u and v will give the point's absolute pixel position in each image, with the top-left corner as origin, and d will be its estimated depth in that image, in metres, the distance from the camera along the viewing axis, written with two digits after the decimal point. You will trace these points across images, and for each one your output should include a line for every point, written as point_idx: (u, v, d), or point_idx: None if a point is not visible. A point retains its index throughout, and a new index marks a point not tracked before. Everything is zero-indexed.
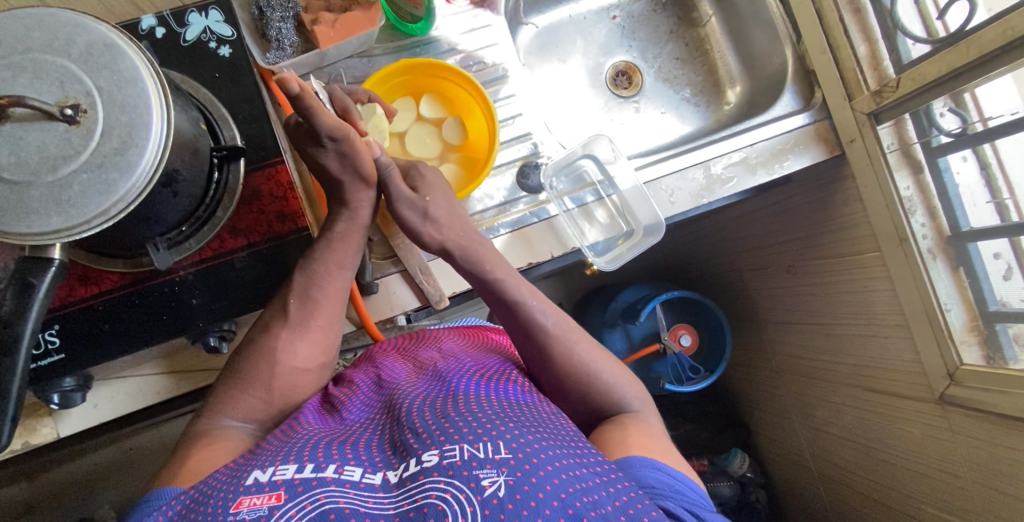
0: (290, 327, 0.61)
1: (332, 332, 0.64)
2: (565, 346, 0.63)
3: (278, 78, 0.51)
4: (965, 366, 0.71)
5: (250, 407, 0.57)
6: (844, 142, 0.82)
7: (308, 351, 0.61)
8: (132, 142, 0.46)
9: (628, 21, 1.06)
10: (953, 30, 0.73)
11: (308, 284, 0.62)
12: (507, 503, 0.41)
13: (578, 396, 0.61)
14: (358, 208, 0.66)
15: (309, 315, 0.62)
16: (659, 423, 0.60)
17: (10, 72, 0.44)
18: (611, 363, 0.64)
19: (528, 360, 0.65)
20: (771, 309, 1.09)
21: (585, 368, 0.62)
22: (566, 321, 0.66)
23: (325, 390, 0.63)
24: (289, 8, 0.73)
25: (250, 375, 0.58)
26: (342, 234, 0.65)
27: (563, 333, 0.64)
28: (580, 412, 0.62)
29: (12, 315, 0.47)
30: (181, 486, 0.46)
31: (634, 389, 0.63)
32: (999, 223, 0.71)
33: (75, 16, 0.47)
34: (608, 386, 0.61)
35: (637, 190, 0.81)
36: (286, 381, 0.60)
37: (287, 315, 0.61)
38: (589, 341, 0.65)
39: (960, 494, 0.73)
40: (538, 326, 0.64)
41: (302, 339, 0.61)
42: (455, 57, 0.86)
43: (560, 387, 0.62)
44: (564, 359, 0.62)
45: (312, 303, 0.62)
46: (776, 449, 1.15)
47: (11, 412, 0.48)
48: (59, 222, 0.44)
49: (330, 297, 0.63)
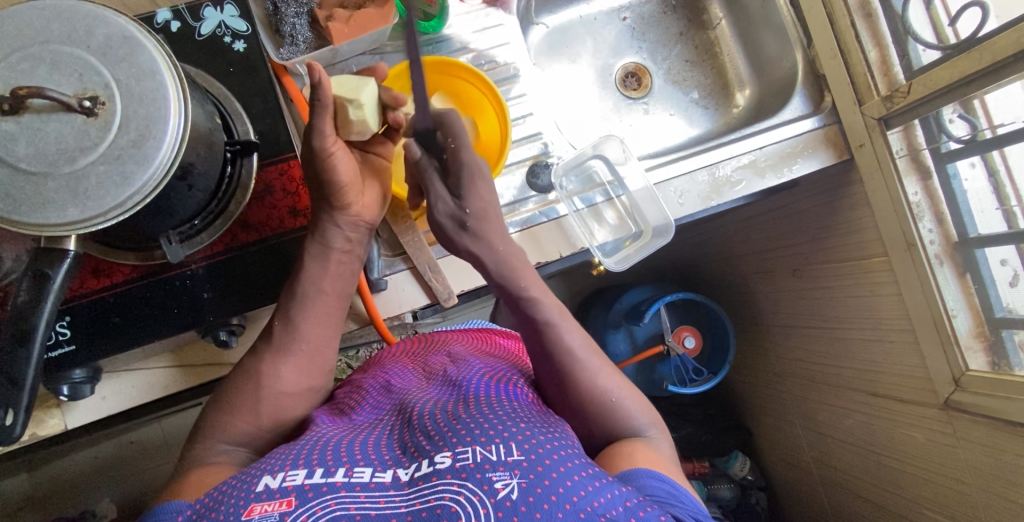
0: (274, 351, 0.60)
1: (323, 356, 0.63)
2: (591, 370, 0.61)
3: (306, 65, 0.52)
4: (971, 372, 0.71)
5: (264, 406, 0.58)
6: (853, 147, 0.82)
7: (294, 375, 0.60)
8: (149, 134, 0.46)
9: (638, 22, 1.06)
10: (964, 38, 0.74)
11: (291, 308, 0.61)
12: (520, 505, 0.41)
13: (595, 422, 0.60)
14: (322, 228, 0.61)
15: (293, 339, 0.61)
16: (673, 452, 0.59)
17: (30, 63, 0.44)
18: (631, 391, 0.63)
19: (547, 382, 0.63)
20: (775, 313, 1.10)
21: (605, 393, 0.60)
22: (589, 345, 0.64)
23: (330, 404, 0.63)
24: (303, 4, 0.74)
25: (237, 400, 0.58)
26: (313, 255, 0.61)
27: (589, 356, 0.62)
28: (595, 437, 0.60)
29: (27, 306, 0.47)
30: (187, 500, 0.46)
31: (653, 418, 0.62)
32: (1006, 230, 0.71)
33: (95, 9, 0.47)
34: (628, 412, 0.60)
35: (647, 190, 0.82)
36: (272, 406, 0.58)
37: (271, 337, 0.61)
38: (610, 368, 0.63)
39: (963, 500, 0.74)
40: (566, 348, 0.62)
41: (287, 363, 0.60)
42: (467, 56, 0.86)
43: (580, 411, 0.60)
44: (585, 382, 0.60)
45: (294, 329, 0.61)
46: (777, 453, 1.16)
47: (25, 402, 0.48)
48: (77, 213, 0.44)
49: (315, 324, 0.62)
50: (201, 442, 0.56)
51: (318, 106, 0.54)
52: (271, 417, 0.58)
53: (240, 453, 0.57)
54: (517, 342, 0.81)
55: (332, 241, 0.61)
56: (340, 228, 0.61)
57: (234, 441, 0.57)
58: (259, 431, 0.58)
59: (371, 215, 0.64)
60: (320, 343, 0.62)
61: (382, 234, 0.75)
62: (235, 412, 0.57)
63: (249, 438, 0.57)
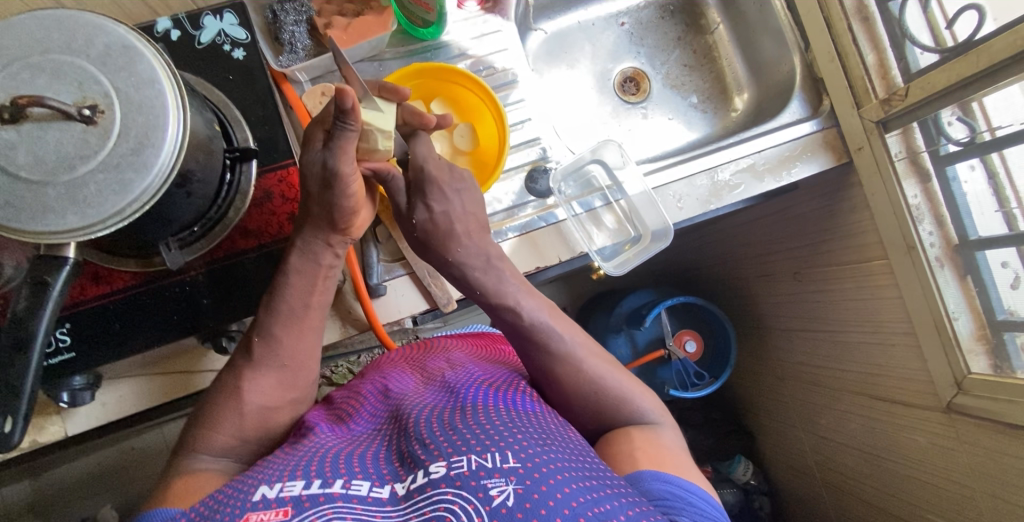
0: (254, 364, 0.59)
1: (307, 369, 0.63)
2: (575, 360, 0.61)
3: (337, 86, 0.47)
4: (973, 375, 0.71)
5: (248, 417, 0.58)
6: (851, 150, 0.82)
7: (273, 389, 0.60)
8: (148, 143, 0.46)
9: (637, 27, 1.06)
10: (961, 40, 0.74)
11: (272, 321, 0.60)
12: (516, 511, 0.41)
13: (589, 413, 0.60)
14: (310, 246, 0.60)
15: (275, 352, 0.60)
16: (682, 442, 0.58)
17: (30, 72, 0.44)
18: (620, 373, 0.62)
19: (537, 380, 0.63)
20: (776, 316, 1.09)
21: (594, 382, 0.60)
22: (573, 331, 0.64)
23: (322, 406, 0.63)
24: (302, 13, 0.75)
25: (217, 418, 0.57)
26: (297, 269, 0.61)
27: (573, 346, 0.62)
28: (589, 425, 0.61)
29: (26, 313, 0.48)
30: (177, 508, 0.46)
31: (648, 398, 0.61)
32: (1007, 232, 0.71)
33: (93, 18, 0.47)
34: (619, 400, 0.60)
35: (646, 195, 0.82)
36: (259, 420, 0.58)
37: (251, 352, 0.60)
38: (597, 354, 0.63)
39: (967, 504, 0.73)
40: (545, 343, 0.61)
41: (265, 377, 0.59)
42: (465, 62, 0.87)
43: (569, 403, 0.61)
44: (570, 376, 0.60)
45: (274, 340, 0.60)
46: (779, 458, 1.15)
47: (24, 409, 0.48)
48: (76, 220, 0.45)
49: (295, 337, 0.61)
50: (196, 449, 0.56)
51: (342, 128, 0.52)
52: (254, 428, 0.58)
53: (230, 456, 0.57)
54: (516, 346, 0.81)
55: (320, 258, 0.61)
56: (330, 245, 0.61)
57: (229, 444, 0.56)
58: (243, 443, 0.57)
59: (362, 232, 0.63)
60: (303, 358, 0.62)
61: (382, 239, 0.76)
62: (230, 416, 0.57)
63: (242, 442, 0.57)
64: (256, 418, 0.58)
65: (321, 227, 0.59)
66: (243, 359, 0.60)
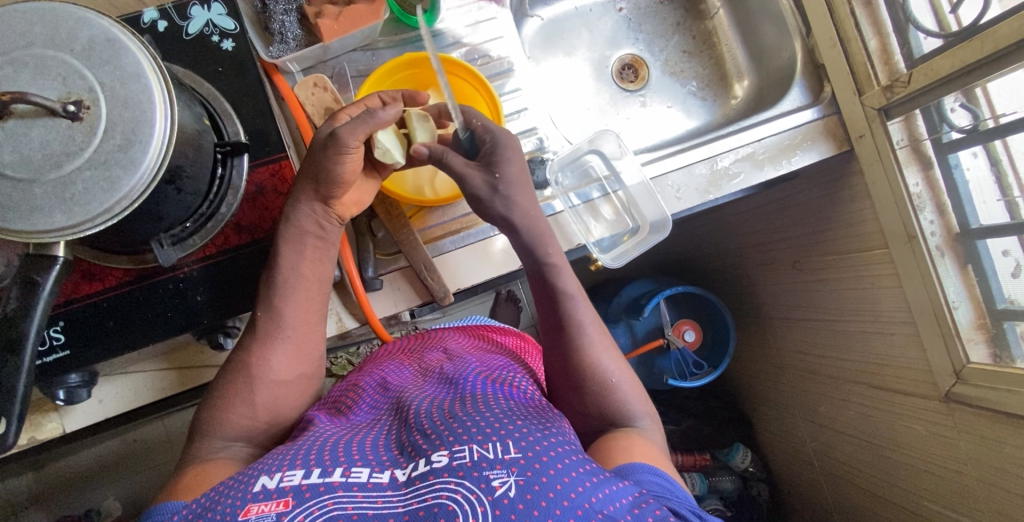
0: (262, 340, 0.60)
1: (312, 343, 0.62)
2: (597, 350, 0.62)
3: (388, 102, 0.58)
4: (972, 364, 0.70)
5: (259, 394, 0.58)
6: (852, 138, 0.81)
7: (286, 364, 0.60)
8: (135, 138, 0.45)
9: (635, 13, 1.04)
10: (967, 24, 0.72)
11: (272, 295, 0.60)
12: (518, 503, 0.40)
13: (596, 405, 0.59)
14: (294, 208, 0.60)
15: (280, 326, 0.60)
16: (664, 440, 0.60)
17: (12, 68, 0.43)
18: (630, 379, 0.62)
19: (554, 360, 0.64)
20: (775, 304, 1.09)
21: (606, 375, 0.60)
22: (600, 327, 0.65)
23: (325, 400, 0.63)
24: (291, 2, 0.73)
25: (233, 397, 0.58)
26: (289, 241, 0.60)
27: (597, 337, 0.63)
28: (593, 420, 0.60)
29: (18, 312, 0.47)
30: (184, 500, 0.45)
31: (648, 409, 0.61)
32: (1008, 220, 0.69)
33: (78, 11, 0.46)
34: (624, 399, 0.60)
35: (643, 185, 0.81)
36: (268, 396, 0.58)
37: (257, 328, 0.60)
38: (614, 353, 0.63)
39: (963, 491, 0.73)
40: (578, 325, 0.63)
41: (277, 351, 0.60)
42: (460, 50, 0.85)
43: (580, 391, 0.60)
44: (590, 360, 0.61)
45: (276, 314, 0.60)
46: (777, 445, 1.16)
47: (18, 409, 0.48)
48: (64, 219, 0.44)
49: (296, 309, 0.61)
50: (199, 440, 0.56)
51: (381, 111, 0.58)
52: (260, 425, 0.58)
53: (240, 440, 0.57)
54: (515, 338, 0.80)
55: (301, 220, 0.60)
56: (313, 212, 0.61)
57: (238, 426, 0.57)
58: (256, 423, 0.57)
59: (348, 211, 0.64)
60: (307, 329, 0.62)
61: (378, 234, 0.75)
62: (238, 404, 0.57)
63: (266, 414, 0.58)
64: (268, 397, 0.58)
65: (309, 195, 0.60)
66: (252, 337, 0.60)
